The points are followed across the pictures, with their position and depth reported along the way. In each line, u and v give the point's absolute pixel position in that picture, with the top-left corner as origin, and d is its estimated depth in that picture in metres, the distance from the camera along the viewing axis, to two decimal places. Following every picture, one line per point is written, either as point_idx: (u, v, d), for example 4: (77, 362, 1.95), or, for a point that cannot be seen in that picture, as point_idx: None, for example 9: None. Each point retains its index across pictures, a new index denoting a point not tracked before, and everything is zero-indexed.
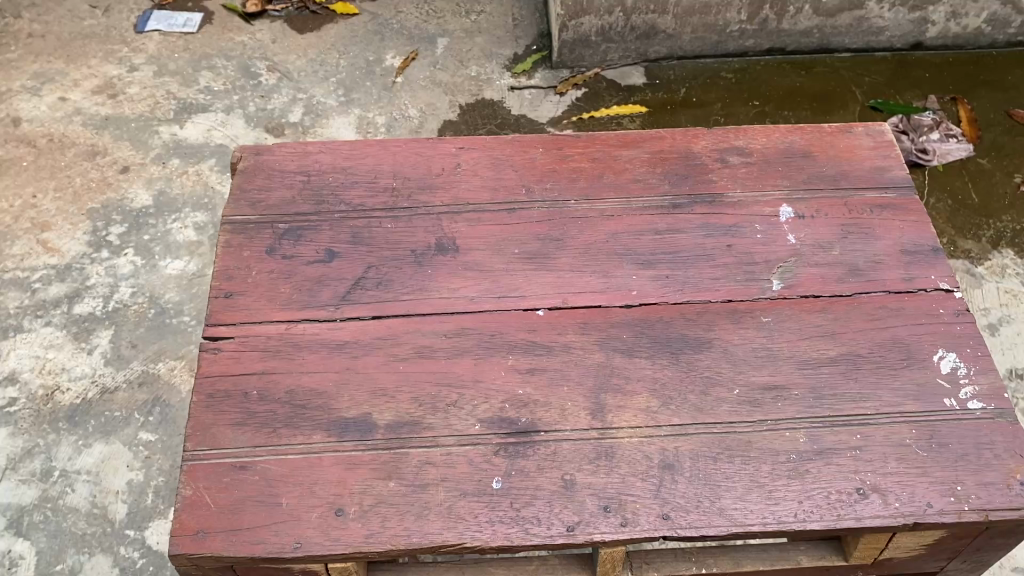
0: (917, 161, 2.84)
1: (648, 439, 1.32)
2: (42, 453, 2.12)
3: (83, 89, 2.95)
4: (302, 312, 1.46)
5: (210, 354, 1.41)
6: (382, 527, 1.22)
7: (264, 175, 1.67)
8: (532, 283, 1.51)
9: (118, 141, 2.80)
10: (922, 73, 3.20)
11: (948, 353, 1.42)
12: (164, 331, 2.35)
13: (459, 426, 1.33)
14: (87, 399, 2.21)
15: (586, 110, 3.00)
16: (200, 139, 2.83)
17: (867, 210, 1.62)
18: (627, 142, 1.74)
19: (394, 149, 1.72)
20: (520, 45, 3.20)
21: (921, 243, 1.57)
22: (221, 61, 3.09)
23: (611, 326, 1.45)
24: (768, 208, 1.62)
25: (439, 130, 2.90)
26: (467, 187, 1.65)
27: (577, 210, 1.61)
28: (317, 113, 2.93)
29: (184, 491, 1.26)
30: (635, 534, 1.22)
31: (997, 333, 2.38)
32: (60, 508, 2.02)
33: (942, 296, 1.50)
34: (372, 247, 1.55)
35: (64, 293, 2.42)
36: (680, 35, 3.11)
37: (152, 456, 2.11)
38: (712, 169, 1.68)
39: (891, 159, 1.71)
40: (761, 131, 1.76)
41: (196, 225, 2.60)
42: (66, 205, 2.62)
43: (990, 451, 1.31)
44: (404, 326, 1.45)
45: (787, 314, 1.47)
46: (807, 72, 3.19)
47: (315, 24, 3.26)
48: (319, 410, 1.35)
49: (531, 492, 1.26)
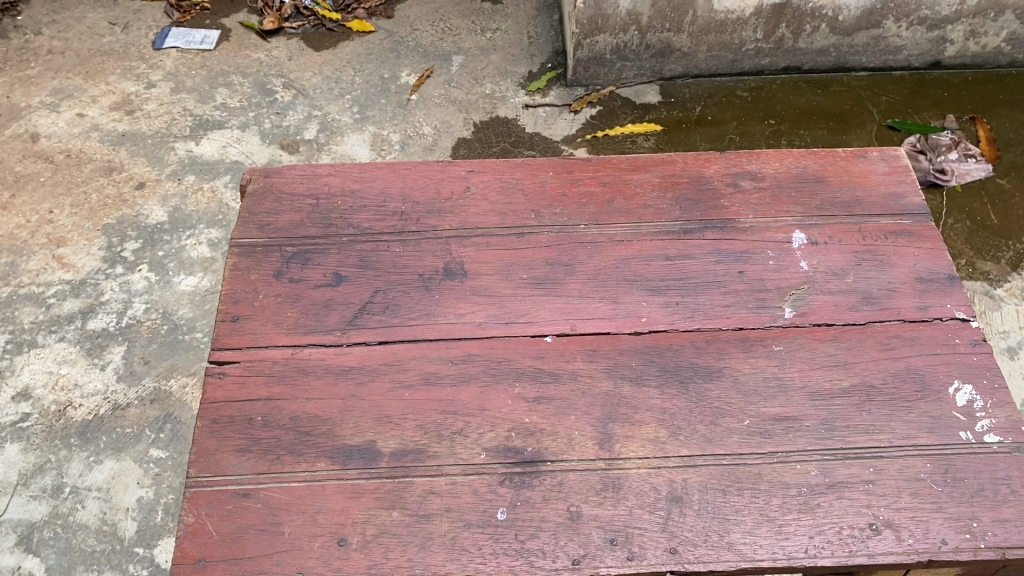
0: (934, 182, 2.81)
1: (656, 470, 1.30)
2: (53, 470, 2.12)
3: (101, 105, 2.97)
4: (308, 337, 1.45)
5: (216, 379, 1.41)
6: (385, 558, 1.21)
7: (273, 198, 1.67)
8: (540, 309, 1.49)
9: (134, 157, 2.82)
10: (940, 92, 3.17)
11: (965, 385, 1.39)
12: (176, 348, 2.35)
13: (465, 455, 1.31)
14: (98, 415, 2.22)
15: (600, 128, 2.99)
16: (216, 156, 2.84)
17: (881, 237, 1.59)
18: (637, 165, 1.73)
19: (404, 171, 1.72)
20: (535, 63, 3.20)
21: (937, 271, 1.54)
22: (237, 77, 3.11)
23: (620, 353, 1.43)
24: (780, 234, 1.60)
25: (453, 147, 2.90)
26: (477, 211, 1.64)
27: (586, 235, 1.60)
28: (332, 130, 2.94)
29: (186, 519, 1.25)
30: (642, 569, 1.20)
31: (1015, 357, 2.34)
32: (70, 525, 2.03)
33: (958, 326, 1.47)
34: (380, 271, 1.54)
35: (78, 308, 2.43)
36: (696, 53, 3.10)
37: (163, 473, 2.11)
38: (723, 194, 1.66)
39: (905, 185, 1.68)
40: (773, 155, 1.74)
41: (210, 241, 2.60)
42: (82, 221, 2.63)
43: (1008, 486, 1.28)
44: (411, 352, 1.43)
45: (799, 343, 1.44)
46: (823, 91, 3.17)
47: (330, 42, 3.27)
48: (324, 437, 1.34)
49: (535, 524, 1.25)
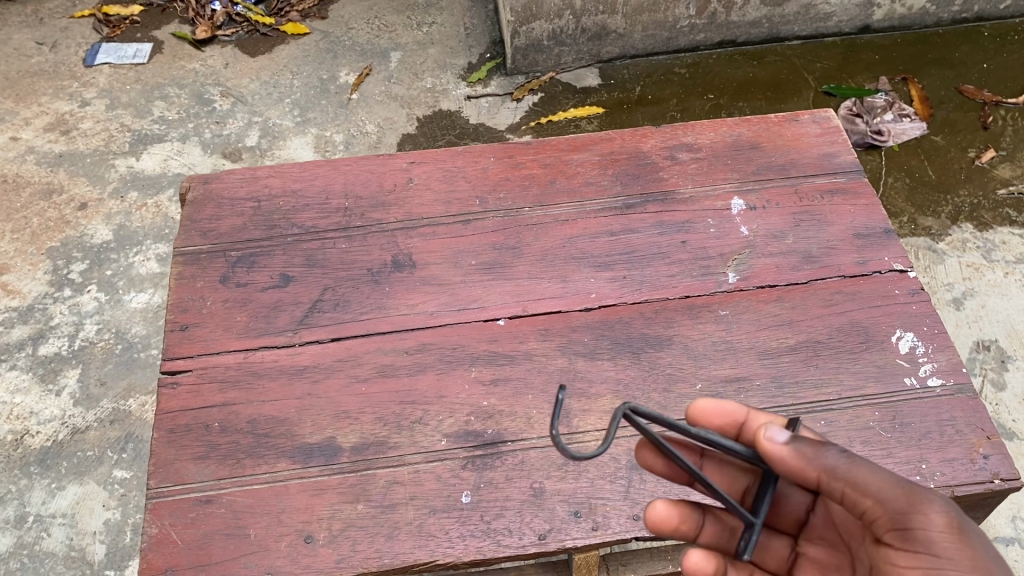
0: (872, 143, 2.87)
1: (615, 441, 1.32)
2: (14, 500, 2.08)
3: (35, 127, 2.91)
4: (260, 339, 1.45)
5: (169, 389, 1.40)
6: (353, 551, 1.22)
7: (214, 204, 1.66)
8: (490, 293, 1.50)
9: (73, 178, 2.77)
10: (872, 56, 3.24)
11: (906, 333, 1.43)
12: (132, 366, 2.32)
13: (425, 443, 1.32)
14: (58, 441, 2.18)
15: (543, 114, 3.00)
16: (158, 170, 2.80)
17: (817, 197, 1.63)
18: (576, 145, 1.74)
19: (344, 167, 1.71)
20: (474, 54, 3.20)
21: (873, 225, 1.59)
22: (174, 89, 3.06)
23: (571, 331, 1.45)
24: (719, 202, 1.63)
25: (398, 144, 2.90)
26: (420, 202, 1.65)
27: (531, 218, 1.61)
28: (274, 135, 2.92)
29: (150, 530, 1.24)
30: (607, 538, 1.22)
31: (961, 307, 2.41)
32: (37, 554, 1.99)
33: (896, 277, 1.51)
34: (327, 268, 1.54)
35: (28, 335, 2.39)
36: (632, 34, 3.12)
37: (128, 494, 2.09)
38: (662, 167, 1.69)
39: (838, 145, 1.72)
40: (708, 125, 1.77)
41: (159, 256, 2.57)
42: (24, 246, 2.58)
43: (952, 427, 1.33)
44: (364, 346, 1.44)
45: (744, 306, 1.47)
46: (759, 62, 3.22)
47: (266, 46, 3.24)
48: (283, 437, 1.33)
49: (500, 504, 1.26)
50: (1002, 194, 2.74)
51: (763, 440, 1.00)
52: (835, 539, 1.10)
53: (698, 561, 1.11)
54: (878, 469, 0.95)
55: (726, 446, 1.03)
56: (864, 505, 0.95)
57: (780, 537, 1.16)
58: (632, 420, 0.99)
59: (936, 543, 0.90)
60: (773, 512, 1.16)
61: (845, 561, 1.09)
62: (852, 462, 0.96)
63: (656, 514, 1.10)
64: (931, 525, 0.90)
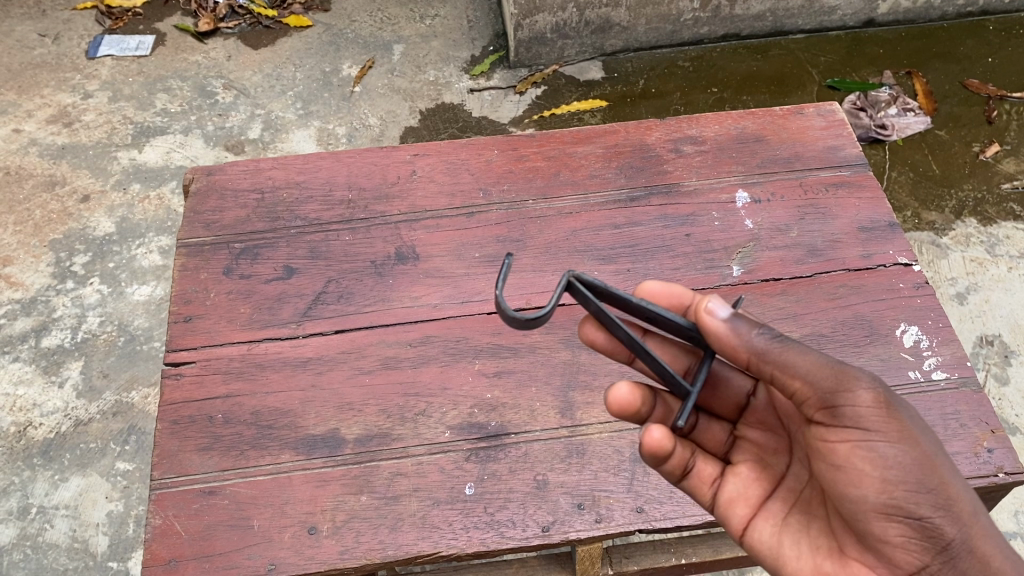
0: (876, 137, 2.86)
1: (618, 433, 1.32)
2: (18, 491, 2.08)
3: (37, 119, 2.91)
4: (264, 331, 1.45)
5: (173, 380, 1.40)
6: (357, 542, 1.22)
7: (217, 195, 1.65)
8: (493, 286, 1.50)
9: (76, 170, 2.77)
10: (876, 49, 3.23)
11: (910, 327, 1.43)
12: (135, 358, 2.32)
13: (429, 435, 1.32)
14: (61, 433, 2.18)
15: (546, 107, 2.99)
16: (160, 162, 2.80)
17: (822, 190, 1.63)
18: (580, 138, 1.74)
19: (348, 159, 1.71)
20: (477, 47, 3.19)
21: (878, 219, 1.58)
22: (176, 82, 3.06)
23: (575, 324, 1.45)
24: (724, 194, 1.62)
25: (401, 137, 2.90)
26: (424, 194, 1.64)
27: (535, 210, 1.61)
28: (277, 128, 2.92)
29: (154, 521, 1.25)
30: (611, 530, 1.22)
31: (965, 302, 2.41)
32: (40, 545, 2.00)
33: (901, 270, 1.51)
34: (331, 260, 1.54)
35: (30, 327, 2.39)
36: (635, 27, 3.11)
37: (132, 485, 2.09)
38: (666, 160, 1.69)
39: (842, 138, 1.72)
40: (713, 118, 1.76)
41: (161, 248, 2.57)
42: (27, 238, 2.58)
43: (956, 421, 1.33)
44: (368, 338, 1.44)
45: (748, 299, 1.47)
46: (763, 56, 3.21)
47: (269, 39, 3.23)
48: (286, 429, 1.33)
49: (503, 496, 1.26)
50: (1006, 189, 2.73)
51: (704, 315, 1.09)
52: (776, 424, 1.19)
53: (663, 436, 1.07)
54: (808, 352, 1.04)
55: (664, 314, 1.13)
56: (792, 387, 1.03)
57: (720, 423, 1.24)
58: (574, 288, 1.10)
59: (864, 417, 0.98)
60: (717, 399, 1.25)
61: (783, 444, 1.18)
62: (781, 347, 1.05)
63: (620, 394, 1.12)
64: (859, 402, 0.98)
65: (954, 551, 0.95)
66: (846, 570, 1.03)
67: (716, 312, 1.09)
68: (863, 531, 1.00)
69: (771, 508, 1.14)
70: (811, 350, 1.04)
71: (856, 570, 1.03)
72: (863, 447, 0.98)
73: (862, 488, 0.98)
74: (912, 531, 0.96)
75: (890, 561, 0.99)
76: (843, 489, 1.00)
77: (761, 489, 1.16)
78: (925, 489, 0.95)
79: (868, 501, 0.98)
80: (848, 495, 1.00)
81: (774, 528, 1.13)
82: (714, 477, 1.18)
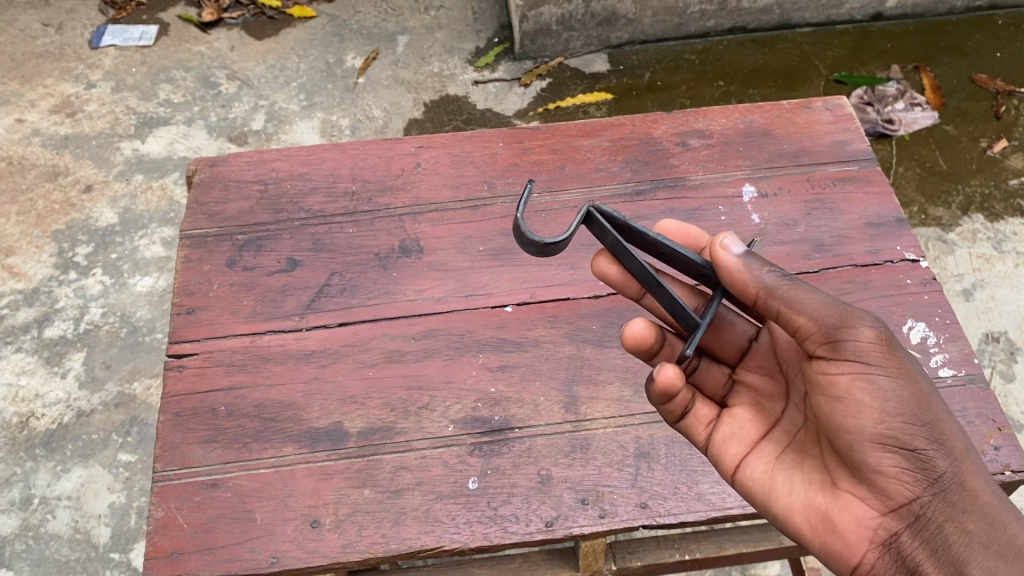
0: (882, 132, 2.84)
1: (623, 428, 1.31)
2: (19, 482, 2.08)
3: (40, 109, 2.90)
4: (267, 323, 1.44)
5: (175, 372, 1.39)
6: (360, 536, 1.21)
7: (221, 186, 1.65)
8: (498, 279, 1.49)
9: (79, 160, 2.76)
10: (884, 44, 3.21)
11: (917, 323, 1.42)
12: (138, 350, 2.32)
13: (432, 429, 1.31)
14: (63, 424, 2.18)
15: (551, 100, 2.98)
16: (163, 153, 2.79)
17: (829, 184, 1.62)
18: (586, 131, 1.72)
19: (352, 151, 1.70)
20: (482, 39, 3.17)
21: (885, 214, 1.57)
22: (179, 72, 3.05)
23: (580, 318, 1.44)
24: (730, 188, 1.61)
25: (405, 129, 2.89)
26: (428, 186, 1.63)
27: (540, 204, 1.60)
28: (280, 119, 2.91)
29: (156, 513, 1.24)
30: (615, 525, 1.22)
31: (971, 298, 2.39)
32: (42, 536, 2.00)
33: (909, 267, 1.50)
34: (334, 252, 1.53)
35: (33, 317, 2.38)
36: (642, 19, 3.09)
37: (133, 477, 2.09)
38: (673, 153, 1.67)
39: (850, 133, 1.71)
40: (720, 111, 1.75)
41: (164, 240, 2.57)
42: (29, 229, 2.57)
43: (963, 418, 1.32)
44: (372, 331, 1.43)
45: None
46: (769, 49, 3.20)
47: (272, 30, 3.21)
48: (289, 422, 1.33)
49: (507, 490, 1.25)
50: (1014, 185, 2.72)
51: (719, 250, 1.16)
52: (774, 371, 1.25)
53: (677, 374, 1.11)
54: (813, 292, 1.09)
55: (677, 249, 1.21)
56: (797, 322, 1.09)
57: (720, 366, 1.31)
58: (593, 219, 1.19)
59: (865, 351, 1.03)
60: (720, 344, 1.31)
61: (780, 389, 1.23)
62: (789, 285, 1.11)
63: (634, 328, 1.18)
64: (861, 337, 1.03)
65: (944, 485, 1.00)
66: (837, 503, 1.06)
67: (730, 247, 1.16)
68: (858, 463, 1.02)
69: (764, 447, 1.17)
70: (816, 291, 1.10)
71: (848, 503, 1.05)
72: (864, 378, 1.02)
73: (862, 418, 1.01)
74: (905, 463, 1.00)
75: (883, 493, 1.02)
76: (840, 420, 1.03)
77: (755, 429, 1.20)
78: (920, 423, 1.00)
79: (865, 432, 1.01)
80: (845, 426, 1.02)
81: (767, 466, 1.15)
82: (710, 418, 1.22)
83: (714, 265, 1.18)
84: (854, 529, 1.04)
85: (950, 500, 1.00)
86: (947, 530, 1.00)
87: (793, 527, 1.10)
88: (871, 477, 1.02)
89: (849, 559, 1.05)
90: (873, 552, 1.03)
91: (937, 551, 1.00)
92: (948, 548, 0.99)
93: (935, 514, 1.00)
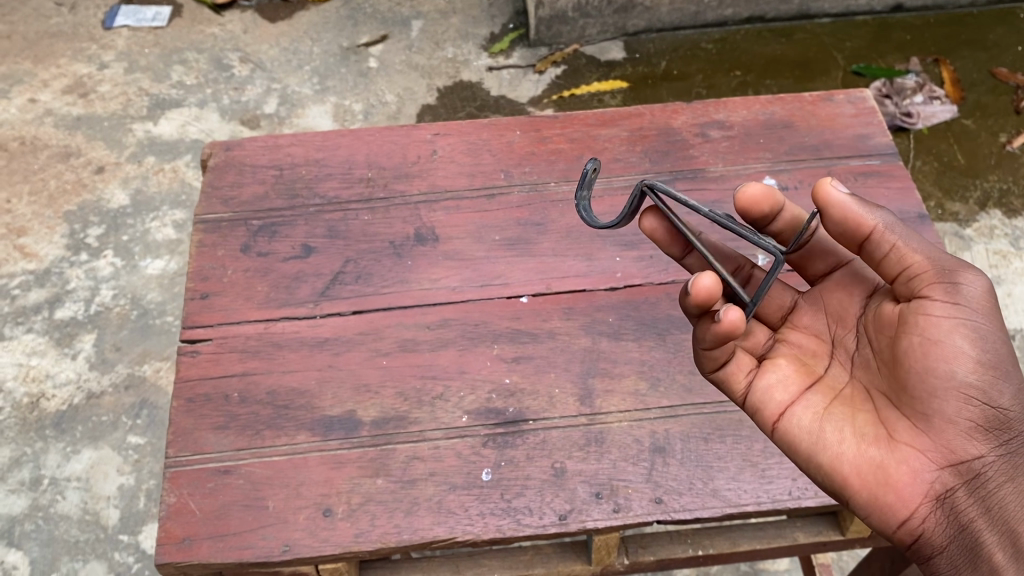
0: (901, 125, 2.81)
1: (638, 422, 1.30)
2: (30, 462, 2.08)
3: (53, 89, 2.89)
4: (280, 310, 1.43)
5: (188, 357, 1.38)
6: (372, 526, 1.21)
7: (235, 171, 1.63)
8: (514, 269, 1.48)
9: (91, 141, 2.75)
10: (903, 35, 3.17)
11: None
12: (148, 332, 2.31)
13: (446, 419, 1.30)
14: (73, 405, 2.18)
15: (566, 88, 2.95)
16: (176, 135, 2.78)
17: (851, 178, 1.59)
18: (604, 120, 1.71)
19: (368, 137, 1.68)
20: (497, 24, 3.15)
21: (908, 210, 1.55)
22: (192, 54, 3.03)
23: (596, 310, 1.42)
24: (751, 181, 1.59)
25: (418, 115, 2.87)
26: (444, 174, 1.62)
27: (557, 194, 1.58)
28: (293, 103, 2.89)
29: (168, 499, 1.24)
30: (628, 520, 1.21)
31: None
32: (52, 516, 2.00)
33: None
34: (349, 239, 1.52)
35: (44, 298, 2.38)
36: (659, 7, 3.06)
37: (143, 460, 2.09)
38: (692, 144, 1.65)
39: (873, 126, 1.68)
40: (740, 102, 1.73)
41: (175, 222, 2.56)
42: (41, 209, 2.57)
43: None
44: (386, 320, 1.42)
45: None
46: (787, 39, 3.16)
47: (286, 12, 3.19)
48: (302, 410, 1.32)
49: (520, 483, 1.24)
50: None
51: (829, 187, 1.14)
52: (824, 329, 1.22)
53: (742, 319, 1.09)
54: (925, 241, 1.11)
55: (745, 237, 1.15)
56: (908, 262, 1.09)
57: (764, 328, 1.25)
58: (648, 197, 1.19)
59: (973, 301, 1.04)
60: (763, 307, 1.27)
61: (826, 348, 1.20)
62: (903, 230, 1.12)
63: (703, 282, 1.07)
64: (970, 286, 1.05)
65: (1011, 446, 1.03)
66: (894, 455, 1.05)
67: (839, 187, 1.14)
68: (934, 411, 1.03)
69: (811, 398, 1.15)
70: (924, 243, 1.12)
71: (908, 453, 1.05)
72: (966, 326, 1.03)
73: (957, 365, 1.02)
74: (982, 417, 1.03)
75: (949, 444, 1.03)
76: (930, 363, 1.03)
77: (800, 381, 1.17)
78: (1007, 380, 1.03)
79: (955, 379, 1.02)
80: (935, 371, 1.03)
81: (814, 417, 1.13)
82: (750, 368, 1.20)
83: (820, 203, 1.14)
84: (911, 481, 1.04)
85: (1014, 462, 1.03)
86: (1006, 491, 1.02)
87: (837, 477, 1.08)
88: (943, 426, 1.03)
89: (898, 512, 1.04)
90: (926, 505, 1.03)
91: (991, 509, 1.02)
92: (1002, 507, 1.02)
93: (996, 473, 1.02)
